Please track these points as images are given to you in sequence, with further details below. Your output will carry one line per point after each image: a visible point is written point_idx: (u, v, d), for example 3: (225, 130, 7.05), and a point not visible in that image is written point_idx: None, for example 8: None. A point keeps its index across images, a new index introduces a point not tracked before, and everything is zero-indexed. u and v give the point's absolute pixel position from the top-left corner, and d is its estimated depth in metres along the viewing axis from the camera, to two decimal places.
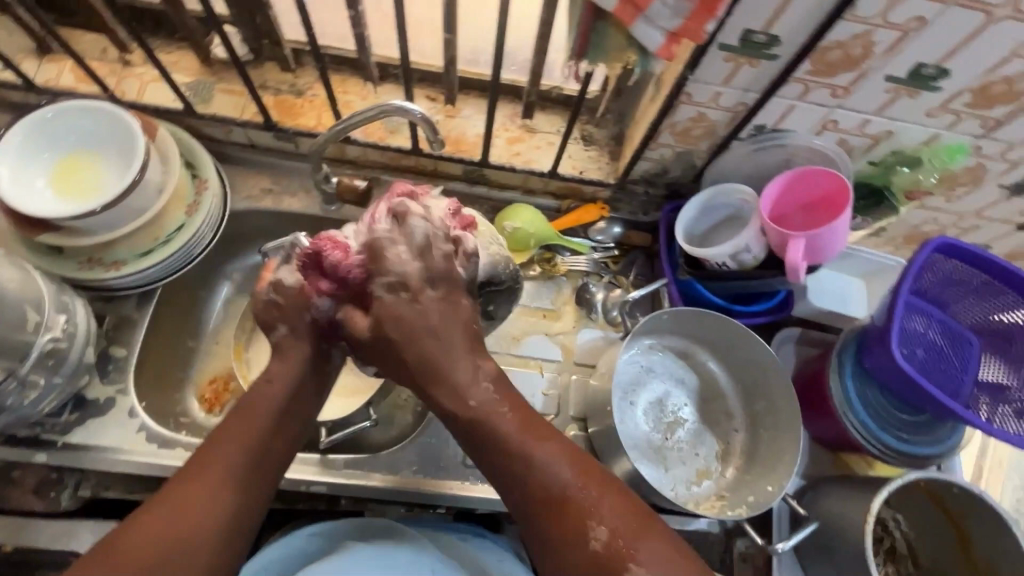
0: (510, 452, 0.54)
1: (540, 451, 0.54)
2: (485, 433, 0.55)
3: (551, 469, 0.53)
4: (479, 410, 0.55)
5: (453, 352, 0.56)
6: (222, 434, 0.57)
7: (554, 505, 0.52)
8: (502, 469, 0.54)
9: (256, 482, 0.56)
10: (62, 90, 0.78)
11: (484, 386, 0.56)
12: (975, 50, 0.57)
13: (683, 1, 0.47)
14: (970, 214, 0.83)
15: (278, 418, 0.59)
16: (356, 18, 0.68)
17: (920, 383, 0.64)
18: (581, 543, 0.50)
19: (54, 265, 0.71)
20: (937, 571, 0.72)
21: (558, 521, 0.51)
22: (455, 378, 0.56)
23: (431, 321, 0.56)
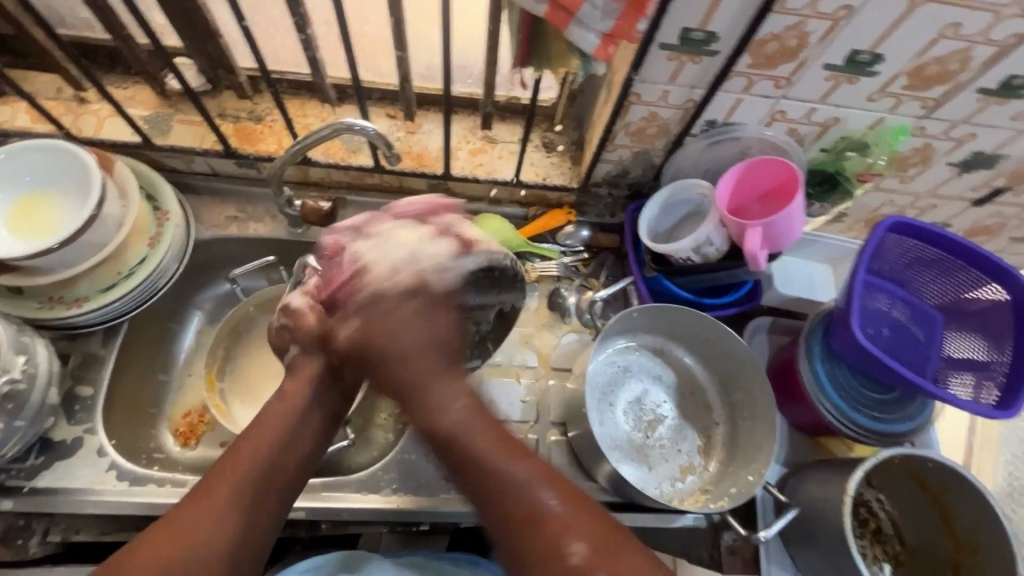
0: (485, 467, 0.53)
1: (517, 465, 0.54)
2: (455, 446, 0.55)
3: (528, 487, 0.52)
4: (450, 422, 0.56)
5: (427, 371, 0.58)
6: (228, 457, 0.55)
7: (531, 524, 0.51)
8: (474, 485, 0.54)
9: (265, 501, 0.54)
10: (16, 130, 0.78)
11: (457, 401, 0.57)
12: (904, 35, 0.59)
13: (613, 3, 0.48)
14: (925, 194, 0.85)
15: (286, 436, 0.58)
16: (306, 41, 0.68)
17: (883, 361, 0.65)
18: (560, 561, 0.49)
19: (16, 307, 0.70)
20: (923, 548, 0.72)
21: (533, 542, 0.50)
22: (434, 392, 0.57)
23: (411, 339, 0.59)
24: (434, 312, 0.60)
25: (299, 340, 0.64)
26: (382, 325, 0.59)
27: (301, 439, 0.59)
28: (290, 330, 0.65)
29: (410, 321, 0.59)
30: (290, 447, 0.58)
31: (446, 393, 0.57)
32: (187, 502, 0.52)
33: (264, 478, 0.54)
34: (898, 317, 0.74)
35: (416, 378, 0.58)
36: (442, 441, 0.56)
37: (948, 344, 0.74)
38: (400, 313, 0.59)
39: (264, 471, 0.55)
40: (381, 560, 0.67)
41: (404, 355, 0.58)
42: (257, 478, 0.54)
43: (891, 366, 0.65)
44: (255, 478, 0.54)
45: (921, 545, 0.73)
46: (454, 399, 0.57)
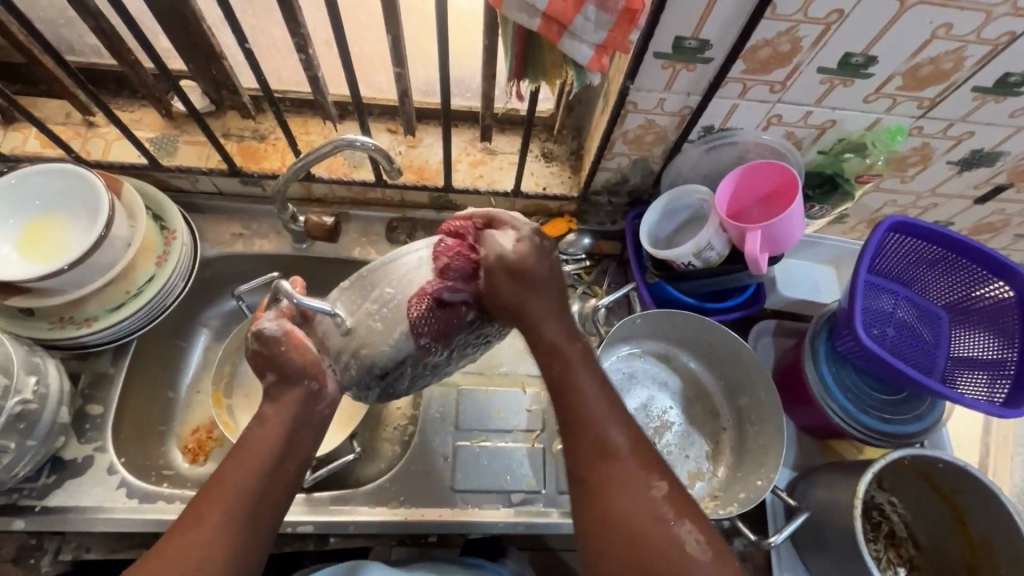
0: (581, 398, 0.52)
1: (608, 401, 0.53)
2: (557, 373, 0.54)
3: (613, 425, 0.52)
4: (561, 350, 0.54)
5: (553, 303, 0.54)
6: (217, 483, 0.53)
7: (612, 458, 0.50)
8: (565, 412, 0.53)
9: (261, 517, 0.53)
10: (26, 155, 0.80)
11: (570, 335, 0.55)
12: (896, 37, 0.60)
13: (604, 15, 0.49)
14: (926, 193, 0.85)
15: (276, 457, 0.55)
16: (307, 60, 0.70)
17: (891, 361, 0.65)
18: (638, 493, 0.49)
19: (26, 328, 0.72)
20: (937, 550, 0.72)
21: (613, 472, 0.50)
22: (549, 319, 0.54)
23: (557, 278, 0.54)
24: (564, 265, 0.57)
25: (275, 367, 0.57)
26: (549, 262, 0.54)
27: (288, 461, 0.56)
28: (266, 356, 0.57)
29: (537, 290, 0.53)
30: (278, 470, 0.55)
31: (558, 326, 0.54)
32: (180, 528, 0.51)
33: (256, 500, 0.53)
34: (903, 317, 0.74)
35: (534, 312, 0.53)
36: (547, 359, 0.54)
37: (955, 342, 0.74)
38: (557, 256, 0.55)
39: (255, 497, 0.53)
40: (380, 565, 0.67)
41: (534, 286, 0.53)
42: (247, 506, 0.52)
43: (899, 367, 0.64)
44: (248, 503, 0.52)
45: (937, 548, 0.72)
46: (571, 335, 0.55)
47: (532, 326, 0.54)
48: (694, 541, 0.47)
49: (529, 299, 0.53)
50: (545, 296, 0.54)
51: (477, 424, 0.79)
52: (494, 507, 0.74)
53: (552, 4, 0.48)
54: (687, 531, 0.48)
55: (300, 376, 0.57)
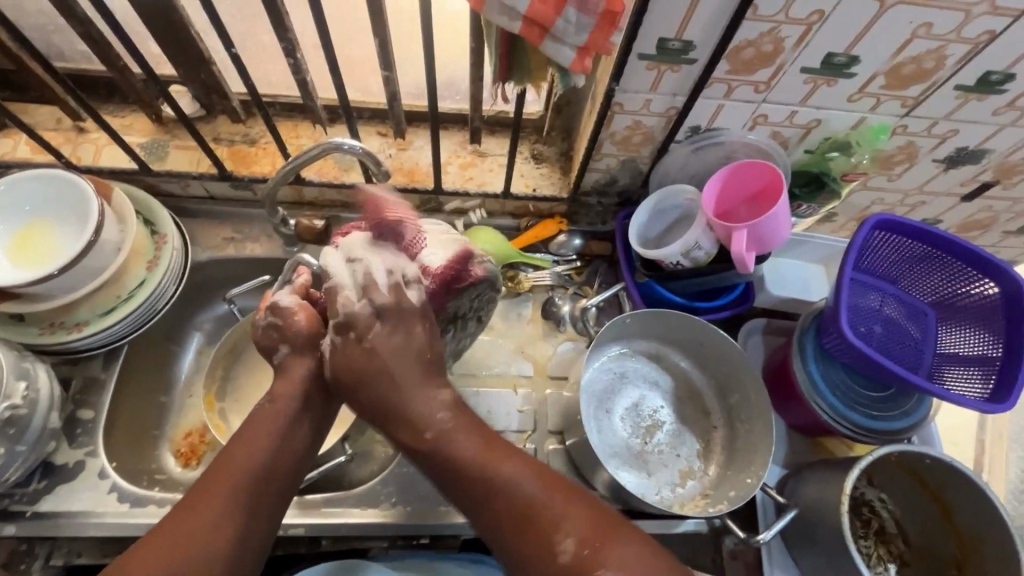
0: (475, 476, 0.54)
1: (505, 468, 0.54)
2: (443, 460, 0.55)
3: (511, 489, 0.53)
4: (436, 436, 0.56)
5: (412, 383, 0.57)
6: (221, 467, 0.55)
7: (525, 524, 0.52)
8: (466, 495, 0.55)
9: (259, 502, 0.54)
10: (17, 161, 0.80)
11: (438, 410, 0.57)
12: (877, 37, 0.60)
13: (585, 17, 0.49)
14: (914, 191, 0.86)
15: (278, 441, 0.58)
16: (295, 64, 0.70)
17: (876, 359, 0.65)
18: (550, 555, 0.50)
19: (17, 333, 0.72)
20: (927, 546, 0.72)
21: (530, 538, 0.51)
22: (414, 408, 0.56)
23: (385, 361, 0.57)
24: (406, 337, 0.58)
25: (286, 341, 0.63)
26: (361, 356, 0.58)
27: (293, 444, 0.59)
28: (279, 330, 0.63)
29: (354, 360, 0.58)
30: (282, 453, 0.58)
31: (422, 408, 0.56)
32: (184, 511, 0.52)
33: (256, 485, 0.55)
34: (891, 314, 0.75)
35: (380, 400, 0.57)
36: (428, 451, 0.56)
37: (942, 339, 0.75)
38: (382, 346, 0.57)
39: (259, 479, 0.55)
40: (373, 566, 0.69)
41: (370, 375, 0.57)
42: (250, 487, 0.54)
43: (884, 364, 0.65)
44: (252, 485, 0.54)
45: (926, 544, 0.72)
46: (439, 410, 0.57)
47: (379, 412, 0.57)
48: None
49: (367, 393, 0.57)
50: (380, 381, 0.57)
51: None
52: None
53: (533, 8, 0.48)
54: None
55: (309, 350, 0.62)
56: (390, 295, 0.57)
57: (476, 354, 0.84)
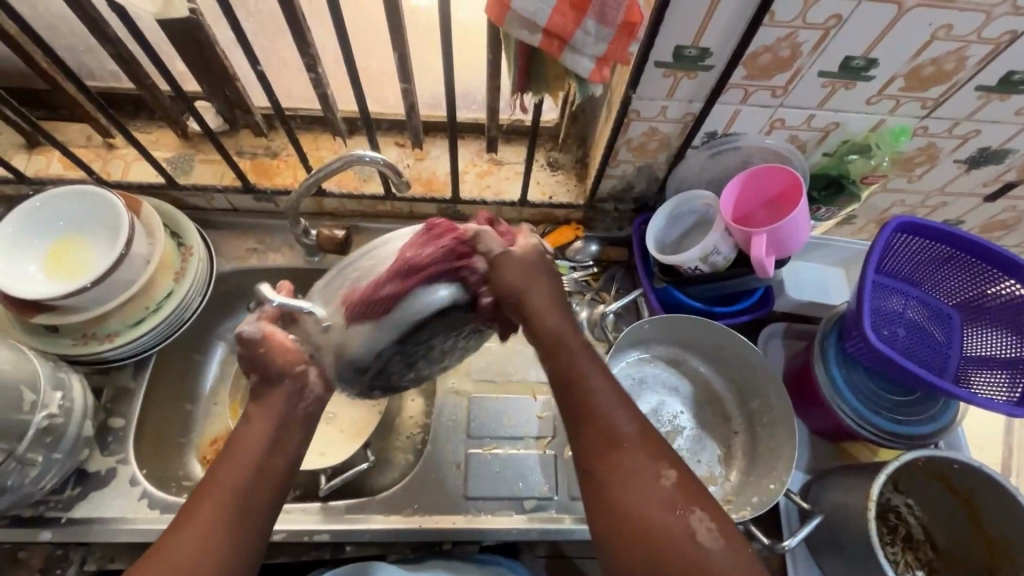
0: (587, 389, 0.53)
1: (616, 395, 0.53)
2: (560, 367, 0.54)
3: (622, 414, 0.52)
4: (566, 343, 0.55)
5: (552, 298, 0.56)
6: (203, 488, 0.52)
7: (620, 445, 0.51)
8: (572, 403, 0.53)
9: (248, 517, 0.51)
10: (50, 178, 0.83)
11: (572, 327, 0.56)
12: (896, 40, 0.60)
13: (604, 28, 0.50)
14: (935, 192, 0.85)
15: (264, 452, 0.54)
16: (317, 79, 0.72)
17: (901, 363, 0.64)
18: (651, 481, 0.49)
19: (52, 344, 0.74)
20: (956, 551, 0.71)
21: (625, 458, 0.50)
22: (553, 313, 0.55)
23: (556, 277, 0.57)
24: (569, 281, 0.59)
25: (257, 369, 0.57)
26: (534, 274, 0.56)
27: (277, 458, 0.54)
28: (248, 360, 0.57)
29: (537, 263, 0.56)
30: (266, 468, 0.53)
31: (561, 317, 0.56)
32: (174, 527, 0.50)
33: (243, 501, 0.51)
34: (914, 317, 0.74)
35: (530, 299, 0.55)
36: (551, 353, 0.55)
37: (968, 342, 0.73)
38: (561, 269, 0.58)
39: (245, 495, 0.51)
40: (389, 566, 0.69)
41: (538, 273, 0.56)
42: (233, 504, 0.51)
43: (910, 368, 0.64)
44: (238, 502, 0.51)
45: (954, 548, 0.71)
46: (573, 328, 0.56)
47: (527, 304, 0.55)
48: (706, 528, 0.47)
49: (525, 284, 0.55)
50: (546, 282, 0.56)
51: (487, 431, 0.79)
52: (506, 514, 0.74)
53: (552, 20, 0.49)
54: (699, 520, 0.47)
55: (279, 377, 0.56)
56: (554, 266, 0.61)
57: (495, 361, 0.85)
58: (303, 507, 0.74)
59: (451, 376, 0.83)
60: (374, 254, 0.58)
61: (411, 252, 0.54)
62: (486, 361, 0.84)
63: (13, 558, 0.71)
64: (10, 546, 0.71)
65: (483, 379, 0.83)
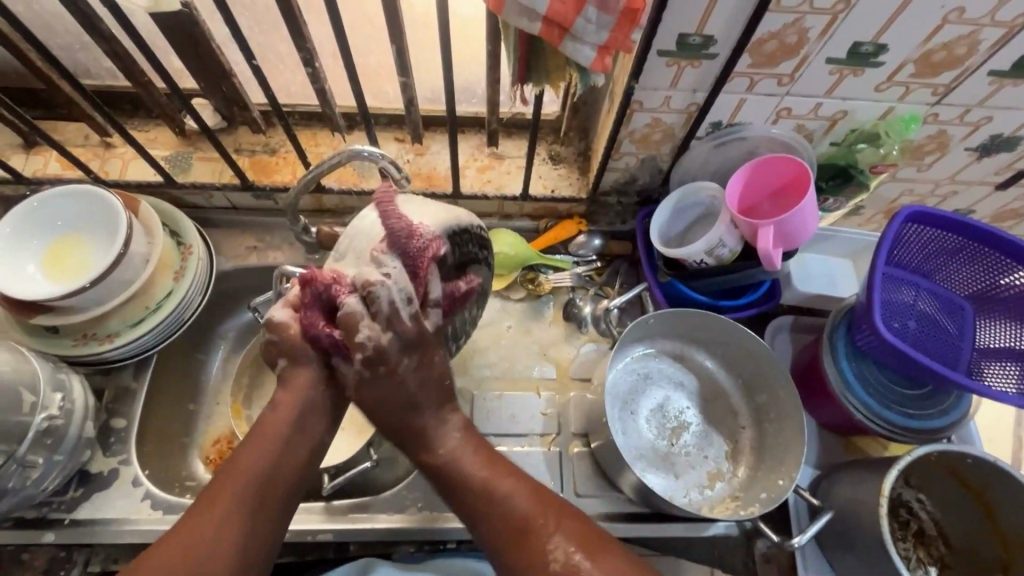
0: (473, 496, 0.57)
1: (503, 478, 0.59)
2: (446, 469, 0.59)
3: (510, 505, 0.57)
4: (444, 462, 0.59)
5: (421, 411, 0.59)
6: (225, 475, 0.54)
7: (514, 535, 0.56)
8: (464, 498, 0.58)
9: (265, 510, 0.54)
10: (49, 177, 0.83)
11: (447, 429, 0.60)
12: (906, 24, 0.58)
13: (605, 15, 0.49)
14: (945, 181, 0.83)
15: (285, 442, 0.56)
16: (314, 74, 0.71)
17: (913, 356, 0.63)
18: (543, 565, 0.54)
19: (54, 345, 0.73)
20: (969, 547, 0.70)
21: (521, 552, 0.55)
22: (434, 421, 0.59)
23: (410, 389, 0.58)
24: (431, 375, 0.59)
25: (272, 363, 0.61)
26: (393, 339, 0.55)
27: (300, 445, 0.57)
28: (277, 344, 0.58)
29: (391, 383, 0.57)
30: (290, 454, 0.56)
31: (444, 434, 0.59)
32: (195, 514, 0.52)
33: (261, 495, 0.54)
34: (925, 309, 0.72)
35: (409, 418, 0.58)
36: (436, 474, 0.59)
37: (980, 335, 0.72)
38: (418, 378, 0.58)
39: (270, 480, 0.54)
40: (390, 565, 0.69)
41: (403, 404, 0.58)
42: (250, 497, 0.53)
43: (922, 361, 0.63)
44: (263, 487, 0.54)
45: (968, 543, 0.70)
46: (447, 427, 0.60)
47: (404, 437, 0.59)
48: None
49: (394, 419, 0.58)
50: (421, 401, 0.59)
51: (491, 428, 0.79)
52: None
53: (552, 7, 0.47)
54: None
55: (308, 359, 0.57)
56: (413, 326, 0.56)
57: (499, 358, 0.84)
58: (307, 506, 0.73)
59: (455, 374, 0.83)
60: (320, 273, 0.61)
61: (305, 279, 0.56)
62: (491, 358, 0.83)
63: (17, 560, 0.70)
64: (14, 548, 0.71)
65: (487, 376, 0.82)
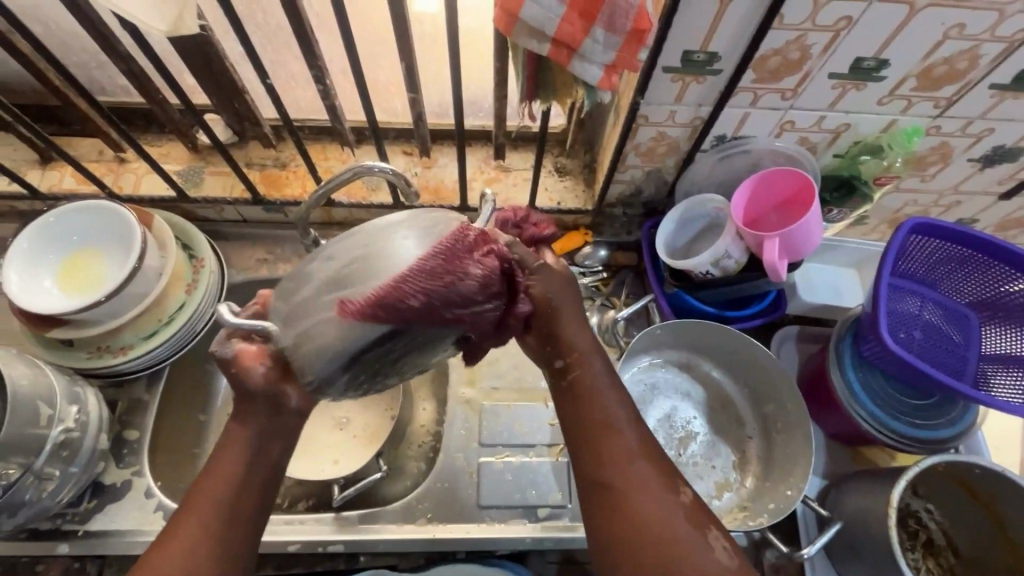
0: (600, 402, 0.52)
1: (631, 412, 0.53)
2: (577, 376, 0.53)
3: (634, 431, 0.52)
4: (581, 359, 0.54)
5: (571, 310, 0.54)
6: (196, 484, 0.51)
7: (637, 462, 0.50)
8: (588, 415, 0.52)
9: (237, 515, 0.50)
10: (64, 193, 0.84)
11: (585, 337, 0.54)
12: (907, 40, 0.59)
13: (612, 36, 0.50)
14: (948, 191, 0.84)
15: (253, 446, 0.52)
16: (325, 90, 0.72)
17: (920, 367, 0.63)
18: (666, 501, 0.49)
19: (66, 357, 0.74)
20: (977, 557, 0.70)
21: (641, 479, 0.49)
22: (573, 328, 0.54)
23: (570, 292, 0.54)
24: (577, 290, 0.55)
25: None
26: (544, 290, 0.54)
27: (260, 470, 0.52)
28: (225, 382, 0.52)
29: (565, 280, 0.54)
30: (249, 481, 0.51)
31: (581, 338, 0.54)
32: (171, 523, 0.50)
33: (231, 501, 0.50)
34: (930, 319, 0.73)
35: (558, 314, 0.53)
36: (567, 369, 0.54)
37: (987, 344, 0.72)
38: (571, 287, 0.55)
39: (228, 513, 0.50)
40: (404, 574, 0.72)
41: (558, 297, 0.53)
42: (221, 503, 0.50)
43: (928, 371, 0.63)
44: (219, 523, 0.49)
45: (975, 553, 0.70)
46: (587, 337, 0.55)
47: (552, 324, 0.54)
48: (722, 548, 0.48)
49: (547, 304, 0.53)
50: (576, 302, 0.55)
51: (499, 438, 0.79)
52: (520, 522, 0.74)
53: (561, 29, 0.49)
54: (716, 538, 0.48)
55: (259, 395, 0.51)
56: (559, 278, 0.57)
57: (506, 369, 0.84)
58: (317, 517, 0.74)
59: (463, 385, 0.83)
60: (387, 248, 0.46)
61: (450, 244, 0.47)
62: (498, 369, 0.84)
63: (31, 571, 0.71)
64: (28, 560, 0.72)
65: (495, 386, 0.83)
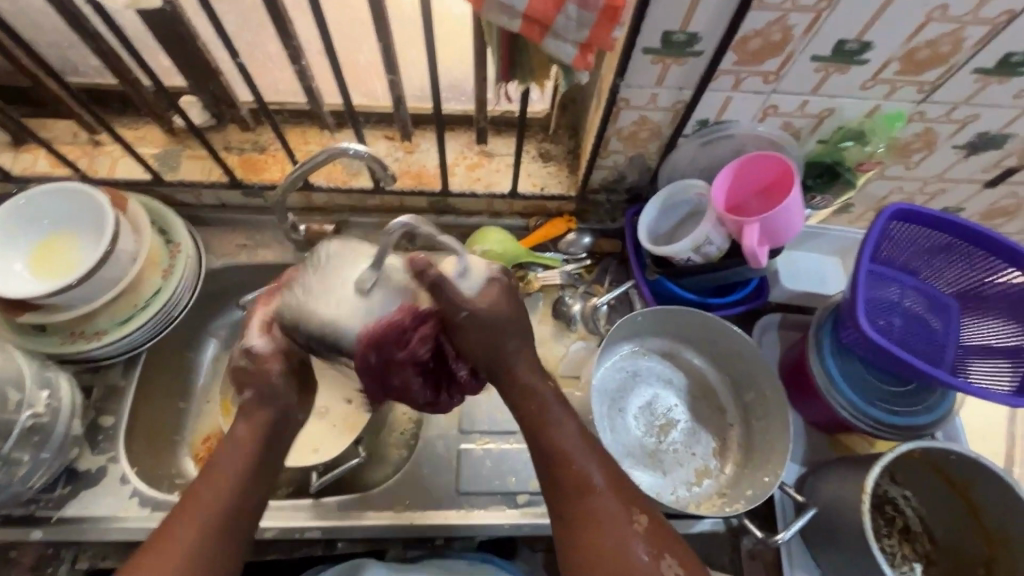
0: (557, 436, 0.57)
1: (589, 443, 0.57)
2: (532, 411, 0.58)
3: (591, 461, 0.56)
4: (537, 395, 0.58)
5: (518, 352, 0.58)
6: (193, 497, 0.54)
7: (593, 494, 0.54)
8: (546, 449, 0.56)
9: (229, 532, 0.54)
10: (37, 176, 0.82)
11: (540, 374, 0.59)
12: (890, 22, 0.59)
13: (586, 12, 0.49)
14: (933, 179, 0.83)
15: (254, 461, 0.56)
16: (301, 71, 0.71)
17: (896, 353, 0.63)
18: (619, 531, 0.53)
19: (38, 342, 0.73)
20: (954, 544, 0.70)
21: (596, 508, 0.54)
22: (523, 364, 0.59)
23: (505, 320, 0.56)
24: (516, 318, 0.57)
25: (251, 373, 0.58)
26: (474, 337, 0.56)
27: (253, 481, 0.56)
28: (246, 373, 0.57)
29: (501, 321, 0.56)
30: (242, 490, 0.55)
31: (535, 376, 0.59)
32: (164, 533, 0.52)
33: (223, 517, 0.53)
34: (911, 307, 0.73)
35: (506, 358, 0.58)
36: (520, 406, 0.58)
37: (967, 334, 0.72)
38: (503, 316, 0.56)
39: (213, 531, 0.53)
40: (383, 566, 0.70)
41: (498, 333, 0.56)
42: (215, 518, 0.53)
43: (904, 357, 0.63)
44: (202, 541, 0.52)
45: (952, 541, 0.70)
46: (542, 373, 0.59)
47: (503, 359, 0.58)
48: (674, 575, 0.52)
49: (488, 345, 0.57)
50: (519, 339, 0.58)
51: (479, 426, 0.79)
52: (499, 509, 0.74)
53: (532, 5, 0.48)
54: (668, 565, 0.52)
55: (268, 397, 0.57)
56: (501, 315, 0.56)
57: None
58: (295, 504, 0.73)
59: None
60: (326, 271, 0.56)
61: (373, 352, 0.53)
62: None
63: (5, 557, 0.71)
64: (2, 546, 0.71)
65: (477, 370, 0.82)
